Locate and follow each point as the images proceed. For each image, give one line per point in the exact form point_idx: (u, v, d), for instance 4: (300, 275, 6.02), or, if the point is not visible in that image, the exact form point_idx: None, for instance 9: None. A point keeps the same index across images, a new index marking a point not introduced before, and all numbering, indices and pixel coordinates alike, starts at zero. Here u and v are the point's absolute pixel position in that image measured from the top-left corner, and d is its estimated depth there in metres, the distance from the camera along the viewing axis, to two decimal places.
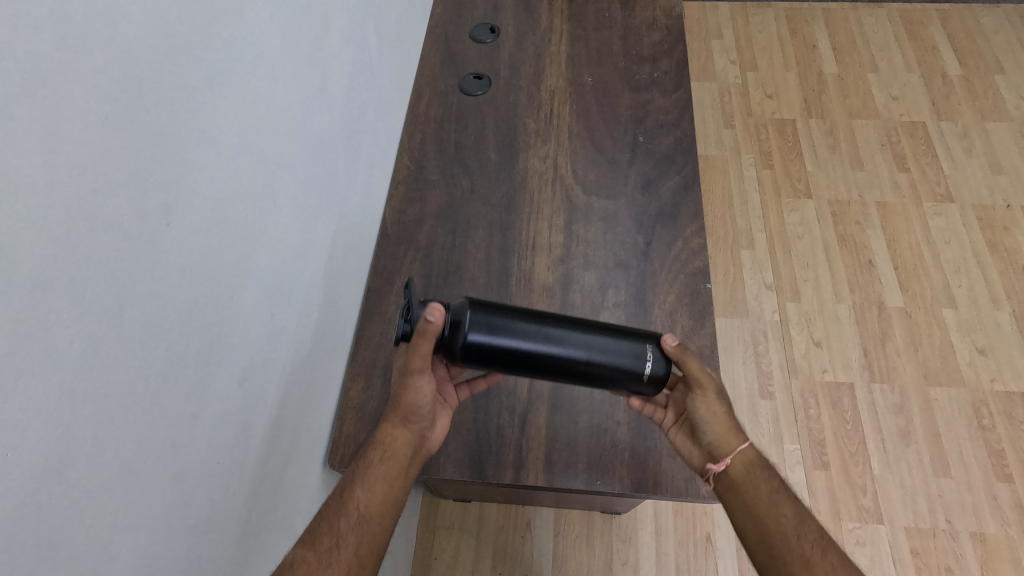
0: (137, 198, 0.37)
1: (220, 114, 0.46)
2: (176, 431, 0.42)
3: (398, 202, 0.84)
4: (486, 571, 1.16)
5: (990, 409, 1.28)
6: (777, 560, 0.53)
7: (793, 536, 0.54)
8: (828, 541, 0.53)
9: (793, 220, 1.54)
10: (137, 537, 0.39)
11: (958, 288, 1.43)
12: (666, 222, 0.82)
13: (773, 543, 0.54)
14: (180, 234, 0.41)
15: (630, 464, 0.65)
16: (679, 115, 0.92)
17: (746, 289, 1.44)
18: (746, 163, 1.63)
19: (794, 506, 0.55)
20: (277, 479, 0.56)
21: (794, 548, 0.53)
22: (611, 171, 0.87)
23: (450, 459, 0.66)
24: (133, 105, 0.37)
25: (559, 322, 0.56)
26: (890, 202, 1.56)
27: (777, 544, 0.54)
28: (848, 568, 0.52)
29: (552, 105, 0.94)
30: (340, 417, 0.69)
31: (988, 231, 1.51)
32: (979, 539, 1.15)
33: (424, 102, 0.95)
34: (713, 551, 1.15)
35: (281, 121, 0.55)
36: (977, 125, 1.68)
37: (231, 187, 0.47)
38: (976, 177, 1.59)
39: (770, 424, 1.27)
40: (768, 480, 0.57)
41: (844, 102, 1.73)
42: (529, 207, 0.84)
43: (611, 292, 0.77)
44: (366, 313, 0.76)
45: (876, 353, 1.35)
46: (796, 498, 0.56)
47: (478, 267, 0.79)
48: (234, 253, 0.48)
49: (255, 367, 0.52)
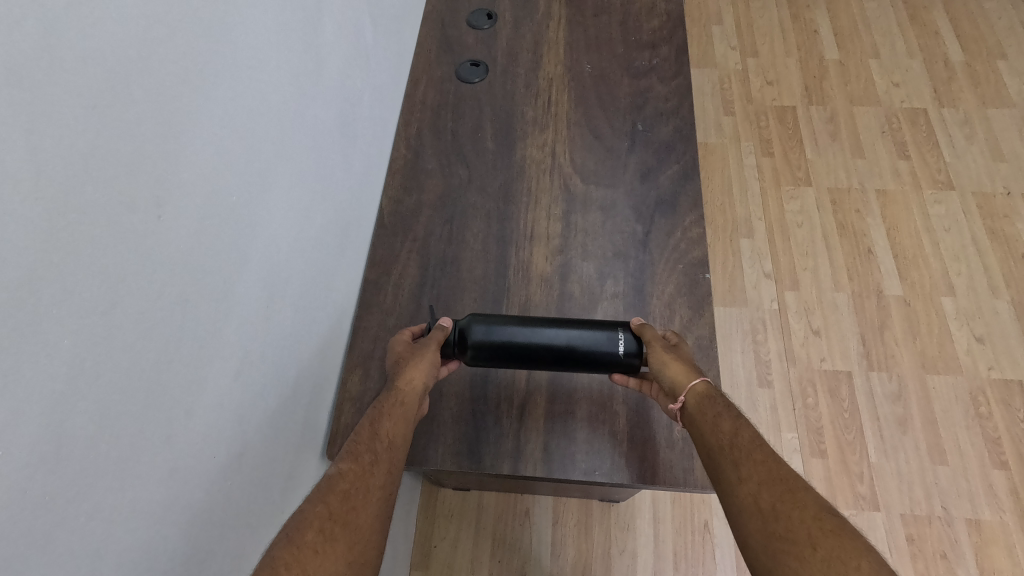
0: (127, 190, 0.37)
1: (212, 104, 0.45)
2: (171, 425, 0.41)
3: (394, 191, 0.84)
4: (484, 558, 1.16)
5: (987, 396, 1.29)
6: (714, 468, 0.55)
7: (727, 445, 0.55)
8: (758, 445, 0.54)
9: (793, 208, 1.53)
10: (134, 531, 0.38)
11: (957, 276, 1.43)
12: (665, 212, 0.81)
13: (711, 452, 0.56)
14: (172, 227, 0.41)
15: (628, 455, 0.65)
16: (679, 103, 0.91)
17: (745, 278, 1.44)
18: (745, 150, 1.62)
19: (733, 420, 0.57)
20: (274, 471, 0.56)
21: (726, 454, 0.54)
22: (609, 159, 0.86)
23: (447, 451, 0.66)
24: (121, 94, 0.36)
25: (540, 321, 0.64)
26: (890, 190, 1.55)
27: (715, 455, 0.55)
28: (771, 463, 0.52)
29: (550, 93, 0.93)
30: (337, 408, 0.69)
31: (988, 219, 1.50)
32: (975, 526, 1.16)
33: (421, 90, 0.93)
34: (710, 538, 1.16)
35: (275, 110, 0.54)
36: (979, 112, 1.67)
37: (225, 178, 0.47)
38: (977, 165, 1.58)
39: (768, 413, 1.28)
40: (713, 406, 0.58)
41: (846, 88, 1.72)
42: (527, 197, 0.83)
43: (609, 283, 0.76)
44: (363, 304, 0.75)
45: (874, 341, 1.35)
46: (737, 416, 0.57)
47: (476, 258, 0.78)
48: (228, 247, 0.47)
49: (250, 360, 0.51)
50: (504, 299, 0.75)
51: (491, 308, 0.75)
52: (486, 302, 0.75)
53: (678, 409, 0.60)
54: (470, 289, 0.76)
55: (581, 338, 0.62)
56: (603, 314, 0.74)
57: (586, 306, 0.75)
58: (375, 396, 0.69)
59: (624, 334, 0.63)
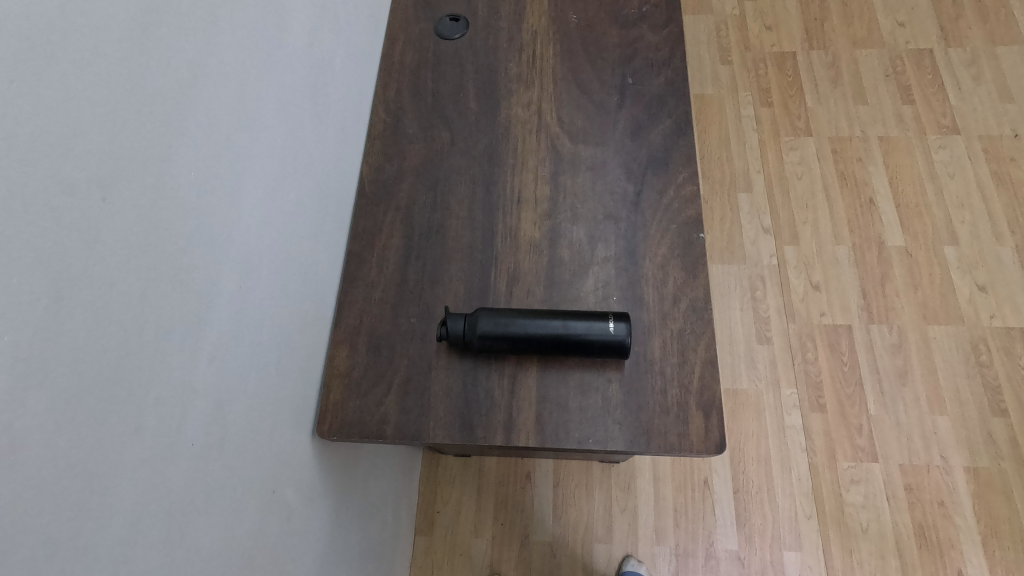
0: (64, 172, 0.34)
1: (156, 73, 0.42)
2: (141, 416, 0.40)
3: (375, 158, 0.80)
4: (487, 521, 1.18)
5: (988, 344, 1.28)
6: None
7: (717, 436, 0.63)
8: None
9: (792, 159, 1.48)
10: (113, 527, 0.38)
11: (960, 224, 1.40)
12: (657, 169, 0.78)
13: (715, 448, 0.63)
14: (121, 211, 0.38)
15: (622, 421, 0.64)
16: (670, 53, 0.87)
17: (743, 234, 1.40)
18: (743, 100, 1.56)
19: (705, 413, 0.64)
20: (260, 455, 0.55)
21: None
22: (599, 116, 0.83)
23: (439, 424, 0.65)
24: (44, 68, 0.33)
25: (537, 310, 0.66)
26: (892, 136, 1.50)
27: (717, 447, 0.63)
28: None
29: (534, 47, 0.88)
30: (325, 384, 0.67)
31: (994, 164, 1.46)
32: (972, 473, 1.17)
33: (398, 49, 0.88)
34: (710, 495, 1.17)
35: (233, 78, 0.51)
36: (987, 50, 1.60)
37: (180, 154, 0.44)
38: (984, 106, 1.52)
39: (767, 369, 1.27)
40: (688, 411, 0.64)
41: (848, 30, 1.64)
42: (513, 159, 0.80)
43: (600, 247, 0.74)
44: (347, 278, 0.73)
45: (875, 294, 1.33)
46: (705, 410, 0.64)
47: (462, 225, 0.76)
48: (190, 226, 0.45)
49: (226, 343, 0.49)
50: (492, 268, 0.73)
51: (479, 277, 0.73)
52: (474, 271, 0.73)
53: (665, 399, 0.65)
54: (456, 258, 0.74)
55: (572, 330, 0.64)
56: (594, 279, 0.72)
57: (577, 272, 0.72)
58: (363, 371, 0.68)
59: (617, 325, 0.64)
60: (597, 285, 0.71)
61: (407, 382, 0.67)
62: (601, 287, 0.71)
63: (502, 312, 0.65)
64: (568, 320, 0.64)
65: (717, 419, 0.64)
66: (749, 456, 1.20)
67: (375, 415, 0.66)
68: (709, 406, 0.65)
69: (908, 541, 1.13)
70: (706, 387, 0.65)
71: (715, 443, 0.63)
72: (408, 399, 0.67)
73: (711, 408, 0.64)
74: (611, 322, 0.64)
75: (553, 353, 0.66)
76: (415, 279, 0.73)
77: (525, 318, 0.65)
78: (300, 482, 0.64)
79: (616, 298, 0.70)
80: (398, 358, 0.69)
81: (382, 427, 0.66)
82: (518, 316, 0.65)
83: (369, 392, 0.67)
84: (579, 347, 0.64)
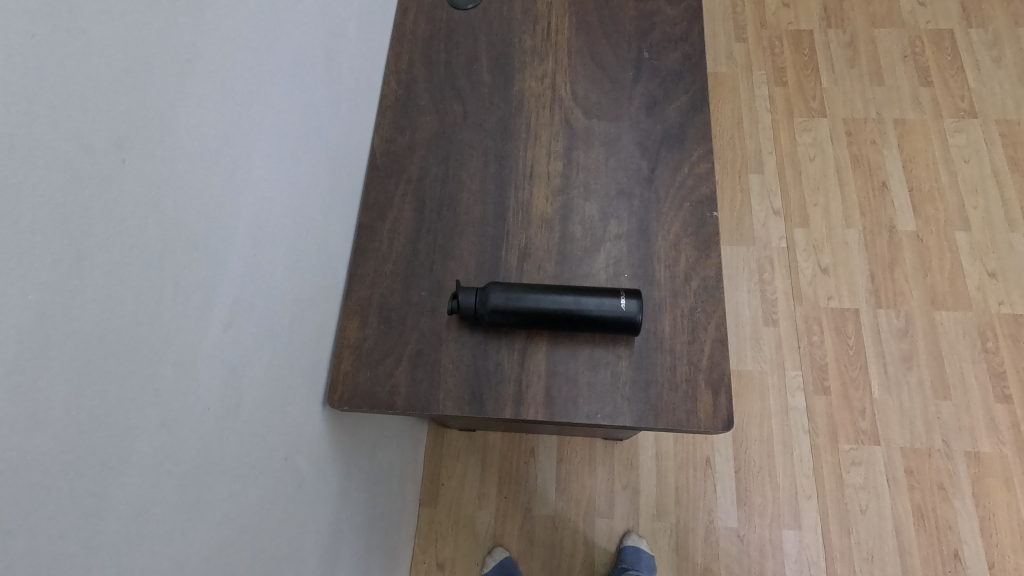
0: (82, 132, 0.34)
1: (171, 35, 0.41)
2: (158, 377, 0.40)
3: (387, 130, 0.79)
4: (491, 494, 1.19)
5: (995, 331, 1.27)
6: None
7: (725, 413, 0.64)
8: None
9: (805, 141, 1.46)
10: (130, 485, 0.38)
11: (973, 210, 1.38)
12: (673, 146, 0.77)
13: (722, 425, 0.63)
14: (138, 174, 0.38)
15: (631, 397, 0.65)
16: (688, 27, 0.86)
17: (753, 216, 1.39)
18: (757, 79, 1.53)
19: (713, 392, 0.65)
20: (272, 423, 0.56)
21: None
22: (613, 91, 0.81)
23: (448, 396, 0.66)
24: (65, 26, 0.33)
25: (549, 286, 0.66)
26: (908, 119, 1.47)
27: (723, 425, 0.64)
28: None
29: (549, 19, 0.87)
30: (336, 355, 0.68)
31: (1010, 148, 1.43)
32: (973, 458, 1.18)
33: (411, 19, 0.87)
34: (712, 473, 1.18)
35: (247, 41, 0.50)
36: (1010, 32, 1.56)
37: (196, 117, 0.43)
38: (1004, 89, 1.49)
39: (772, 351, 1.27)
40: (699, 390, 0.65)
41: (867, 9, 1.61)
42: (526, 132, 0.79)
43: (613, 223, 0.73)
44: (358, 251, 0.73)
45: (883, 279, 1.32)
46: (714, 389, 0.65)
47: (474, 199, 0.75)
48: (205, 190, 0.44)
49: (240, 310, 0.50)
50: (503, 242, 0.73)
51: (490, 252, 0.72)
52: (483, 245, 0.73)
53: (673, 375, 0.65)
54: (467, 232, 0.73)
55: (583, 305, 0.64)
56: (606, 256, 0.71)
57: (588, 248, 0.72)
58: (373, 343, 0.68)
59: (628, 301, 0.64)
60: (608, 262, 0.71)
61: (418, 354, 0.68)
62: (613, 264, 0.71)
63: (513, 286, 0.65)
64: (579, 295, 0.64)
65: (725, 396, 0.64)
66: (752, 436, 1.20)
67: (386, 386, 0.66)
68: (717, 384, 0.65)
69: (907, 523, 1.14)
70: (716, 364, 0.66)
71: (723, 421, 0.64)
72: (418, 370, 0.67)
73: (720, 386, 0.65)
74: (623, 299, 0.64)
75: (564, 327, 0.66)
76: (426, 252, 0.73)
77: (535, 294, 0.65)
78: (311, 450, 0.64)
79: (626, 276, 0.70)
80: (408, 331, 0.69)
81: (391, 398, 0.66)
82: (530, 291, 0.64)
83: (381, 364, 0.67)
84: (590, 322, 0.64)
